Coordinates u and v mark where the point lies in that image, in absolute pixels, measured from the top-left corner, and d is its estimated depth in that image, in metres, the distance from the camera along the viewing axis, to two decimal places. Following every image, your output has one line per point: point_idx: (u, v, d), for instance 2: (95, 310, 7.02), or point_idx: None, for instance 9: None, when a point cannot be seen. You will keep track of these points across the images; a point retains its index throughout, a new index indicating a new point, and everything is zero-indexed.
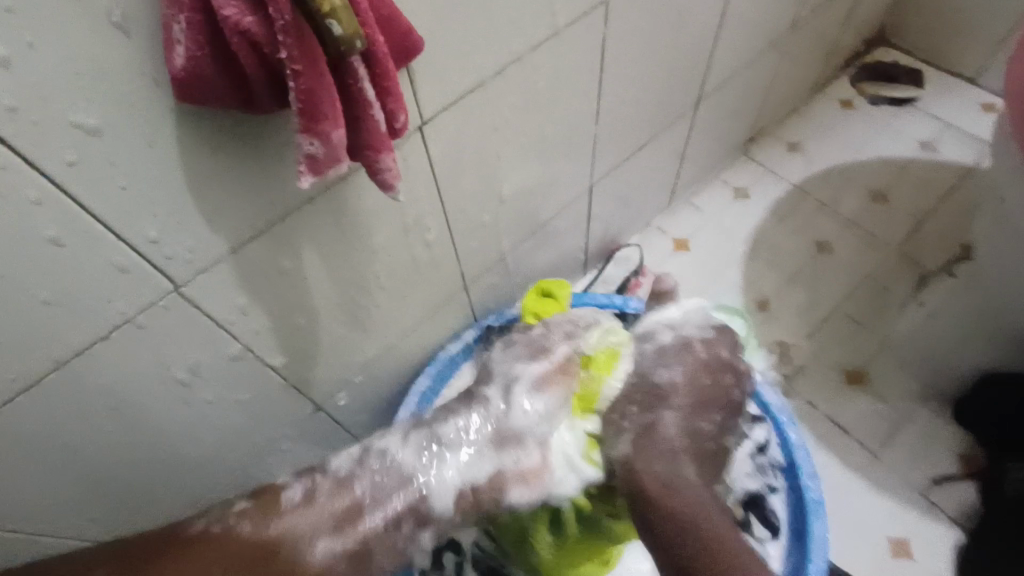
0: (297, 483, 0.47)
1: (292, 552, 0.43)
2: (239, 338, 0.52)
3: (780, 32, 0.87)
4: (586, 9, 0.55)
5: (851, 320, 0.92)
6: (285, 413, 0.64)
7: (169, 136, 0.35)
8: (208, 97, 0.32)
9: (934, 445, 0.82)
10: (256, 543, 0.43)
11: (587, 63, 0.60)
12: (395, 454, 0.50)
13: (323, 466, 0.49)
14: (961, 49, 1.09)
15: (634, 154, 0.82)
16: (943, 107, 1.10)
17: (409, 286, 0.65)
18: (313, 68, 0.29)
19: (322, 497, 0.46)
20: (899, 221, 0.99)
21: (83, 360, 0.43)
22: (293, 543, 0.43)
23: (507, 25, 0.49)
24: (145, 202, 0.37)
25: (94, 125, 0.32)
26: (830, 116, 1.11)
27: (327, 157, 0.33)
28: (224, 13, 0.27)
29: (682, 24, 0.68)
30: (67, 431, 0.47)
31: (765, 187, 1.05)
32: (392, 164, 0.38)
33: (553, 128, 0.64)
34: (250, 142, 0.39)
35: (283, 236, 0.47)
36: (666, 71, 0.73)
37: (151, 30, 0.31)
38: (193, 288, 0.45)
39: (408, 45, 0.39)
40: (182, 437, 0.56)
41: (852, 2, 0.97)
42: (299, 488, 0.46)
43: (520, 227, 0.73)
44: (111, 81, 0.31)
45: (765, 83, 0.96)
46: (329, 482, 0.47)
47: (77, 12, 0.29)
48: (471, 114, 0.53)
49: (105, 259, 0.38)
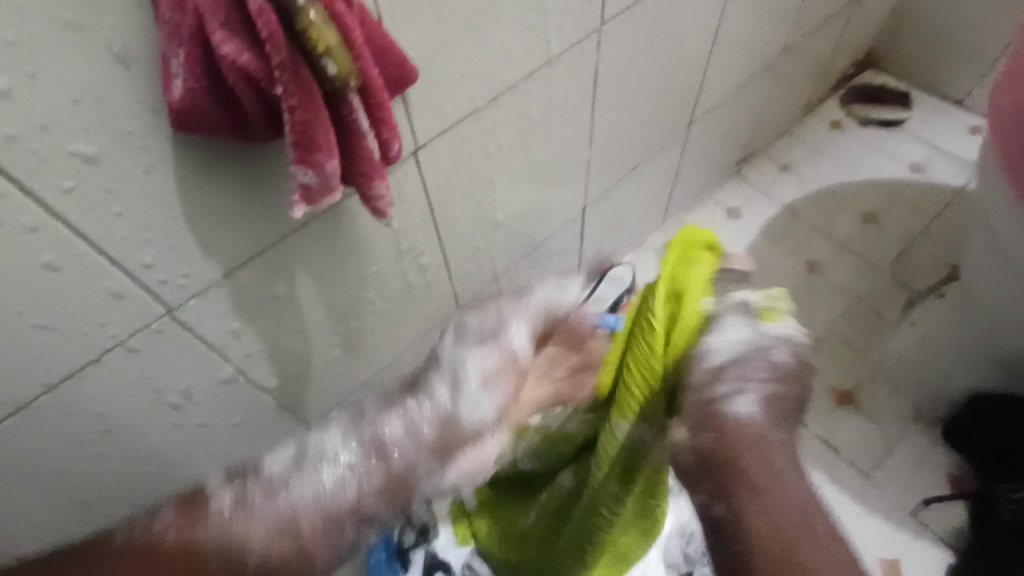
0: (227, 489, 0.45)
1: (220, 552, 0.42)
2: (231, 360, 0.52)
3: (770, 57, 0.88)
4: (579, 37, 0.56)
5: (841, 341, 0.92)
6: (276, 433, 0.64)
7: (165, 164, 0.36)
8: (204, 127, 0.33)
9: (923, 467, 0.83)
10: (180, 550, 0.41)
11: (580, 89, 0.61)
12: (331, 443, 0.48)
13: (257, 467, 0.47)
14: (950, 74, 1.12)
15: (627, 176, 0.83)
16: (931, 131, 1.12)
17: (402, 306, 0.65)
18: (309, 103, 0.30)
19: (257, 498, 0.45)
20: (888, 243, 1.00)
21: (74, 383, 0.43)
22: (222, 541, 0.43)
23: (501, 54, 0.50)
24: (140, 228, 0.38)
25: (91, 154, 0.33)
26: (821, 138, 1.13)
27: (320, 187, 0.34)
28: (222, 51, 0.28)
29: (673, 51, 0.69)
30: (58, 454, 0.47)
31: (756, 208, 1.06)
32: (385, 190, 0.38)
33: (546, 151, 0.65)
34: (244, 169, 0.39)
35: (277, 259, 0.48)
36: (658, 96, 0.74)
37: (150, 63, 0.32)
38: (186, 312, 0.45)
39: (402, 74, 0.39)
40: (172, 459, 0.56)
41: (840, 28, 0.99)
42: (229, 489, 0.45)
43: (514, 248, 0.74)
44: (109, 112, 0.32)
45: (756, 106, 0.97)
46: (261, 485, 0.46)
47: (78, 46, 0.29)
48: (465, 139, 0.54)
49: (98, 284, 0.39)
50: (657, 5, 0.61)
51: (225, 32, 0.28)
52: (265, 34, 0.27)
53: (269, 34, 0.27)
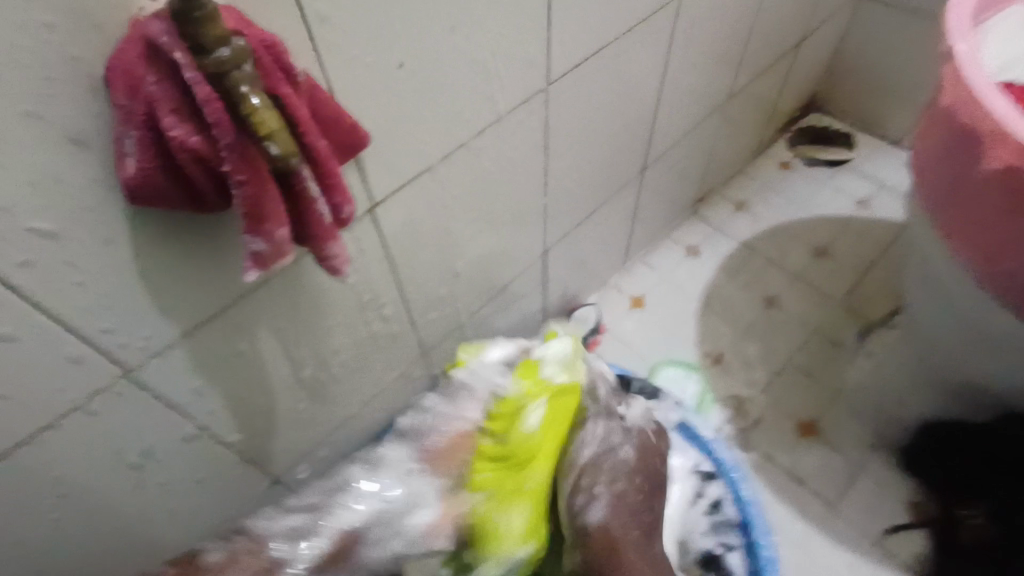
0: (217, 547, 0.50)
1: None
2: (193, 419, 0.52)
3: (716, 104, 0.94)
4: (526, 97, 0.59)
5: (801, 372, 0.95)
6: (240, 489, 0.64)
7: (123, 233, 0.37)
8: (159, 202, 0.34)
9: (886, 494, 0.84)
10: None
11: (532, 144, 0.65)
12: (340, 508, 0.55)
13: (245, 528, 0.52)
14: (886, 115, 1.19)
15: (585, 221, 0.86)
16: (872, 168, 1.18)
17: (366, 357, 0.66)
18: (256, 177, 0.32)
19: (243, 556, 0.49)
20: (839, 276, 1.05)
21: (30, 450, 0.43)
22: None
23: (452, 116, 0.53)
24: (97, 296, 0.39)
25: (48, 229, 0.34)
26: (770, 177, 1.19)
27: (272, 253, 0.35)
28: (172, 133, 0.30)
29: (620, 102, 0.73)
30: (12, 525, 0.46)
31: (714, 245, 1.10)
32: (339, 251, 0.40)
33: (502, 204, 0.68)
34: (202, 234, 0.41)
35: (236, 318, 0.49)
36: (609, 144, 0.78)
37: (105, 143, 0.34)
38: (145, 373, 0.45)
39: (353, 140, 0.42)
40: (130, 522, 0.55)
41: (781, 76, 1.07)
42: (220, 551, 0.50)
43: (477, 295, 0.76)
44: (67, 188, 0.34)
45: (706, 150, 1.02)
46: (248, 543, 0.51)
47: (37, 132, 0.31)
48: (421, 195, 0.56)
49: (54, 352, 0.39)
50: (600, 65, 0.65)
51: (175, 117, 0.30)
52: (211, 119, 0.30)
53: (216, 119, 0.30)
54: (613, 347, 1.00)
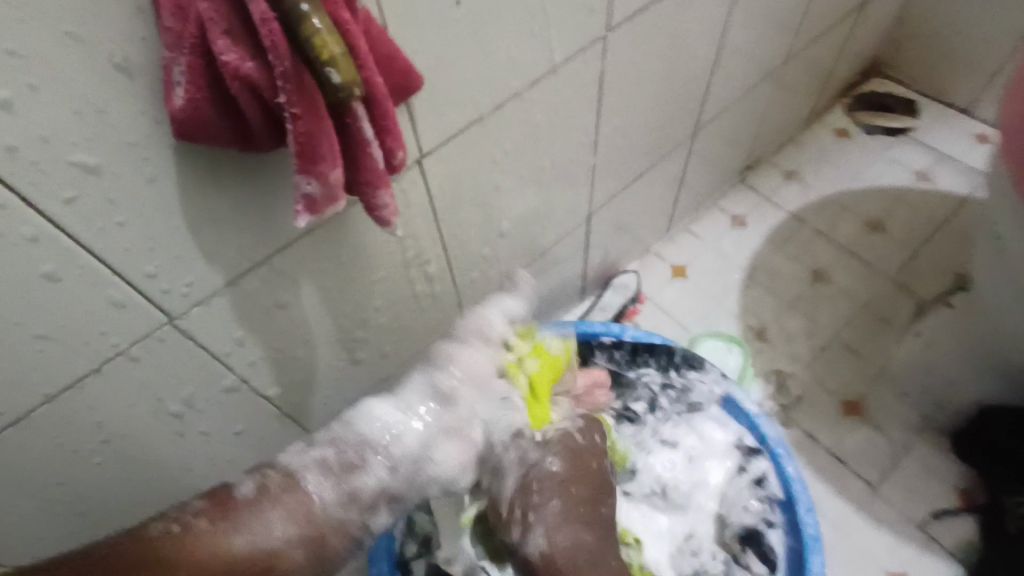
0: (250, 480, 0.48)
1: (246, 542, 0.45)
2: (234, 370, 0.51)
3: (774, 65, 0.88)
4: (583, 45, 0.55)
5: (849, 350, 0.91)
6: (277, 443, 0.63)
7: (167, 172, 0.36)
8: (207, 139, 0.33)
9: (934, 478, 0.81)
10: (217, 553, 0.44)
11: (584, 97, 0.61)
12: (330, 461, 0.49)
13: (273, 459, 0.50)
14: (956, 80, 1.11)
15: (631, 184, 0.83)
16: (936, 137, 1.11)
17: (405, 316, 0.64)
18: (312, 112, 0.30)
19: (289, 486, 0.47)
20: (894, 251, 0.99)
21: (74, 393, 0.43)
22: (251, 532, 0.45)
23: (506, 64, 0.50)
24: (139, 238, 0.37)
25: (93, 163, 0.33)
26: (824, 146, 1.12)
27: (324, 197, 0.33)
28: (224, 59, 0.28)
29: (678, 58, 0.69)
30: (58, 465, 0.46)
31: (761, 216, 1.05)
32: (390, 200, 0.37)
33: (548, 162, 0.64)
34: (248, 177, 0.39)
35: (279, 268, 0.47)
36: (662, 102, 0.73)
37: (151, 72, 0.31)
38: (188, 321, 0.44)
39: (407, 82, 0.39)
40: (171, 470, 0.55)
41: (843, 36, 0.99)
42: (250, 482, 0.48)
43: (518, 257, 0.73)
44: (111, 120, 0.32)
45: (758, 114, 0.97)
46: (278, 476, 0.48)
47: (81, 55, 0.29)
48: (469, 148, 0.53)
49: (99, 294, 0.38)
50: (661, 15, 0.61)
51: (228, 40, 0.28)
52: (267, 42, 0.28)
53: (272, 42, 0.28)
54: (651, 317, 0.97)
